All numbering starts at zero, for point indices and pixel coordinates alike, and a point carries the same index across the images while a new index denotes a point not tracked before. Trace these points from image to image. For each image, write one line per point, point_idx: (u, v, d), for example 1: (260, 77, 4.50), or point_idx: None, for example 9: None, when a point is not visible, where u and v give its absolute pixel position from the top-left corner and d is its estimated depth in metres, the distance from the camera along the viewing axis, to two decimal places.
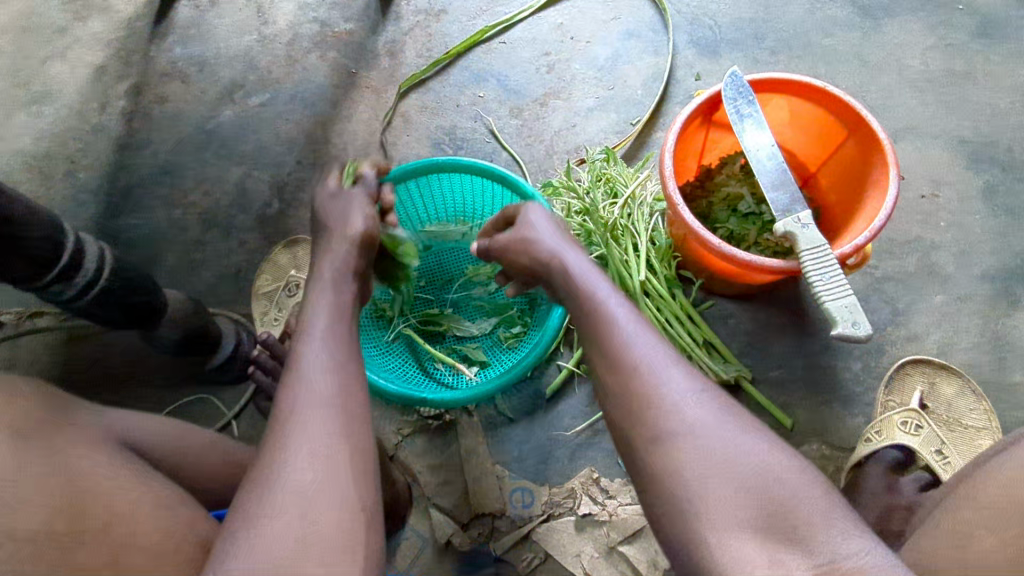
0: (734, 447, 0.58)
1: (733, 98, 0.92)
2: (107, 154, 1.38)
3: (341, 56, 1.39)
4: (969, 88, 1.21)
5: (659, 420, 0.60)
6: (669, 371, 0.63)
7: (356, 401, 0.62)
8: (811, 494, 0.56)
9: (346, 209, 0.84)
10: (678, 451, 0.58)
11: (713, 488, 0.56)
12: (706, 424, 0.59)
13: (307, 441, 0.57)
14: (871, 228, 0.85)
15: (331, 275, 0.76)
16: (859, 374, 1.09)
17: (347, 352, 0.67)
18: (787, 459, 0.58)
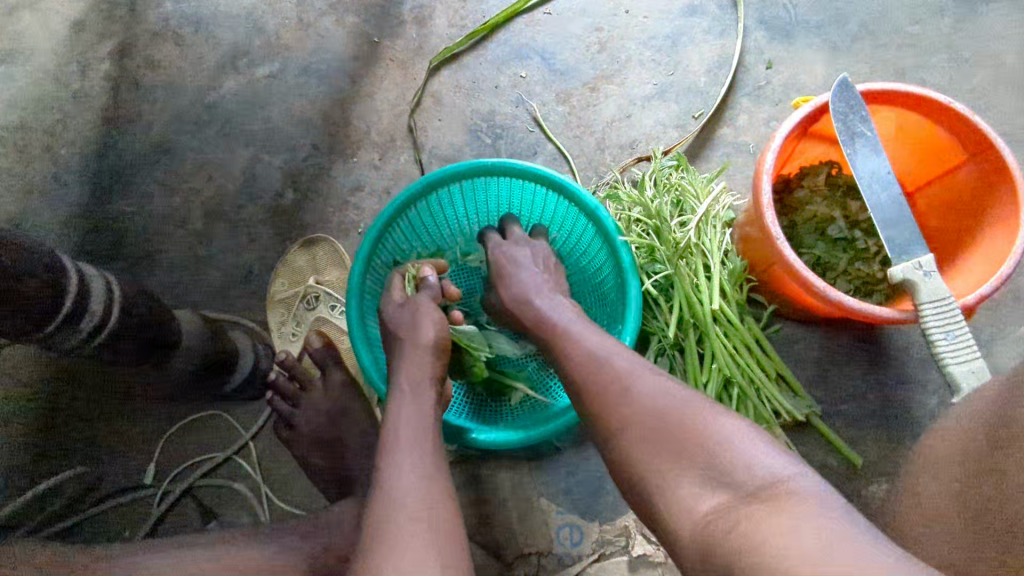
0: (660, 413, 0.62)
1: (844, 113, 0.79)
2: (92, 128, 1.21)
3: (361, 21, 1.21)
4: None
5: (604, 415, 0.66)
6: (605, 365, 0.69)
7: (448, 515, 0.62)
8: (732, 435, 0.58)
9: (414, 318, 0.84)
10: (623, 437, 0.63)
11: (647, 457, 0.61)
12: (639, 400, 0.64)
13: (397, 564, 0.56)
14: (999, 277, 0.74)
15: (407, 386, 0.76)
16: (936, 409, 1.01)
17: (435, 461, 0.68)
18: (711, 408, 0.61)
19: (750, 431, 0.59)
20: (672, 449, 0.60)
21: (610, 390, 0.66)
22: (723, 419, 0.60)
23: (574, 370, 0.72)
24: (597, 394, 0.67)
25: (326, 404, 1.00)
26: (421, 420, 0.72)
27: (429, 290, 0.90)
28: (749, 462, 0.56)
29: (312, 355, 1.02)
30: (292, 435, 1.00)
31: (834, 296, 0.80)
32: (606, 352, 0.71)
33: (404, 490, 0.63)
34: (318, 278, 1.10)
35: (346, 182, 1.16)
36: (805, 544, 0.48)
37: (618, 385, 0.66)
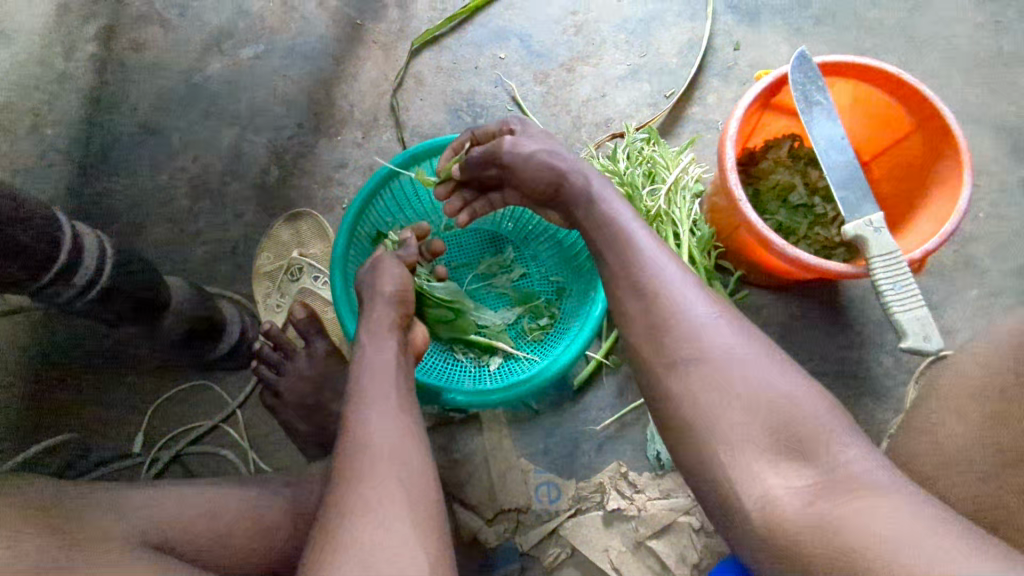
0: (750, 370, 0.61)
1: (802, 83, 0.84)
2: (78, 108, 1.23)
3: (344, 5, 1.24)
4: (1018, 71, 1.14)
5: (674, 347, 0.64)
6: (684, 298, 0.66)
7: (419, 450, 0.65)
8: (815, 409, 0.60)
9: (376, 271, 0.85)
10: (699, 379, 0.62)
11: (725, 412, 0.60)
12: (726, 351, 0.62)
13: (366, 493, 0.59)
14: (943, 234, 0.81)
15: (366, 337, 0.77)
16: (890, 368, 1.08)
17: (405, 403, 0.69)
18: (793, 375, 0.62)
19: (833, 408, 0.60)
20: (753, 410, 0.60)
21: (688, 330, 0.64)
22: (806, 390, 0.61)
23: (644, 291, 0.68)
24: (673, 324, 0.65)
25: (310, 371, 1.03)
26: (385, 364, 0.73)
27: (405, 253, 0.91)
28: (832, 444, 0.58)
29: (294, 325, 1.03)
30: (277, 401, 1.03)
31: (793, 254, 0.86)
32: (685, 283, 0.67)
33: (374, 427, 0.65)
34: (302, 251, 1.14)
35: (331, 160, 1.20)
36: (902, 528, 0.50)
37: (697, 326, 0.64)
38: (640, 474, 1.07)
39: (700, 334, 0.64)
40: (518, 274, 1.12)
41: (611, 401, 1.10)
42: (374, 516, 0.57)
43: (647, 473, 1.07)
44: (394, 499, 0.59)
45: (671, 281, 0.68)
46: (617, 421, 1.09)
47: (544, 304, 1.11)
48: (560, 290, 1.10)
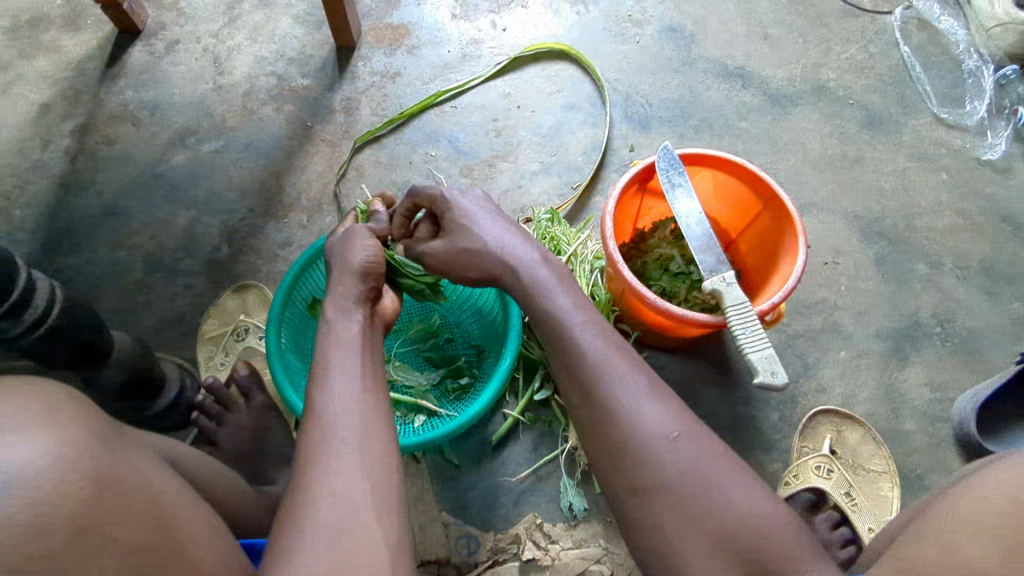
0: (713, 494, 0.67)
1: (666, 169, 1.03)
2: (48, 191, 1.36)
3: (298, 110, 1.45)
4: (860, 171, 1.36)
5: (637, 472, 0.70)
6: (643, 412, 0.72)
7: (382, 430, 0.70)
8: (778, 529, 0.65)
9: (348, 245, 0.92)
10: (668, 509, 0.67)
11: (695, 543, 0.65)
12: (689, 475, 0.68)
13: (329, 479, 0.65)
14: (785, 288, 0.97)
15: (333, 312, 0.83)
16: (776, 423, 1.19)
17: (369, 382, 0.74)
18: (754, 495, 0.67)
19: (793, 528, 0.66)
20: (721, 537, 0.65)
21: (652, 451, 0.70)
22: (766, 509, 0.66)
23: (603, 404, 0.74)
24: (633, 446, 0.71)
25: (248, 422, 1.10)
26: (353, 346, 0.78)
27: (375, 223, 1.02)
28: (797, 568, 0.64)
29: (238, 382, 1.13)
30: (214, 452, 1.09)
31: (667, 308, 1.00)
32: (644, 401, 0.73)
33: (339, 415, 0.70)
34: (247, 317, 1.25)
35: (277, 239, 1.33)
36: None
37: (659, 448, 0.70)
38: (555, 525, 1.13)
39: (664, 457, 0.69)
40: (444, 338, 1.23)
41: (526, 455, 1.18)
42: (333, 503, 0.63)
43: (561, 524, 1.13)
44: (355, 484, 0.65)
45: (630, 391, 0.74)
46: (533, 473, 1.17)
47: (466, 364, 1.21)
48: (480, 352, 1.22)
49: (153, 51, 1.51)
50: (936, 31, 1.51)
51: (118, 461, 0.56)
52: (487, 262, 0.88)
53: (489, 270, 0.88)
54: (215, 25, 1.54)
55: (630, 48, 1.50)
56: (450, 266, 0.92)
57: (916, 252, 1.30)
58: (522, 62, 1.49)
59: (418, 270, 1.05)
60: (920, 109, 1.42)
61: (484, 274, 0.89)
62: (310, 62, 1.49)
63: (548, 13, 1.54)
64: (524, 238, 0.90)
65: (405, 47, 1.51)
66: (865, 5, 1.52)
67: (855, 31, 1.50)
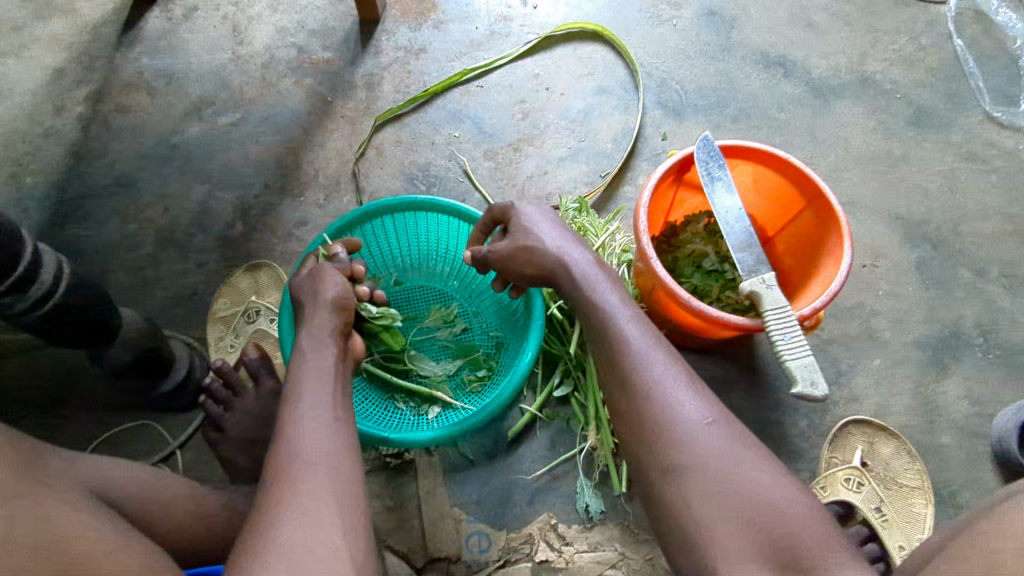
0: (738, 478, 0.63)
1: (705, 161, 0.97)
2: (59, 159, 1.32)
3: (318, 84, 1.39)
4: (905, 170, 1.30)
5: (668, 452, 0.66)
6: (680, 397, 0.69)
7: (351, 455, 0.68)
8: (808, 521, 0.60)
9: (318, 280, 0.87)
10: (696, 490, 0.63)
11: (719, 524, 0.61)
12: (720, 456, 0.64)
13: (297, 496, 0.61)
14: (828, 293, 0.91)
15: (309, 342, 0.79)
16: (805, 431, 1.14)
17: (338, 413, 0.72)
18: (784, 486, 0.63)
19: (824, 524, 0.61)
20: (746, 521, 0.61)
21: (682, 433, 0.67)
22: (794, 500, 0.62)
23: (640, 387, 0.71)
24: (667, 427, 0.67)
25: (255, 407, 1.06)
26: (325, 372, 0.76)
27: (340, 265, 0.95)
28: (828, 559, 0.58)
29: (246, 364, 1.09)
30: (219, 437, 1.05)
31: (700, 308, 0.95)
32: (680, 386, 0.70)
33: (308, 437, 0.67)
34: (259, 298, 1.21)
35: (292, 218, 1.28)
36: None
37: (688, 429, 0.67)
38: (570, 526, 1.09)
39: (695, 439, 0.66)
40: (460, 326, 1.18)
41: (543, 453, 1.14)
42: (305, 521, 0.60)
43: (576, 525, 1.09)
44: (327, 505, 0.62)
45: (668, 376, 0.71)
46: (549, 472, 1.12)
47: (484, 356, 1.16)
48: (498, 343, 1.17)
49: (171, 18, 1.46)
50: (992, 24, 1.42)
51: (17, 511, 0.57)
52: (542, 259, 0.86)
53: (545, 267, 0.86)
54: None
55: (667, 31, 1.43)
56: (509, 263, 0.89)
57: (961, 258, 1.24)
58: (553, 42, 1.42)
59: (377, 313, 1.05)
60: (972, 106, 1.35)
61: (539, 271, 0.87)
62: (332, 34, 1.44)
63: None
64: (578, 239, 0.88)
65: (430, 22, 1.45)
66: None
67: (905, 20, 1.42)
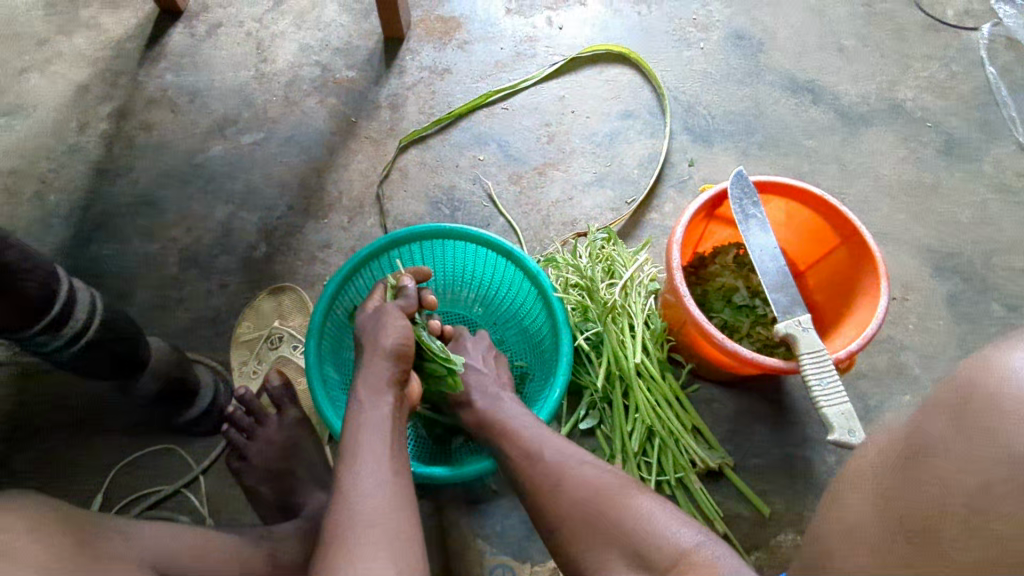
0: (588, 502, 0.75)
1: (739, 198, 0.96)
2: (82, 177, 1.32)
3: (341, 103, 1.39)
4: (936, 200, 1.28)
5: (543, 507, 0.78)
6: (543, 456, 0.82)
7: (403, 516, 0.68)
8: (646, 516, 0.71)
9: (379, 323, 0.88)
10: (566, 530, 0.75)
11: (587, 552, 0.73)
12: (575, 489, 0.77)
13: (357, 560, 0.63)
14: (864, 336, 0.89)
15: (366, 390, 0.80)
16: (833, 467, 1.13)
17: (396, 471, 0.72)
18: (628, 495, 0.74)
19: (669, 516, 0.72)
20: (604, 539, 0.72)
21: (548, 485, 0.79)
22: (636, 502, 0.73)
23: (518, 462, 0.84)
24: (539, 484, 0.80)
25: (279, 437, 1.06)
26: (383, 427, 0.76)
27: (405, 300, 0.95)
28: (666, 541, 0.69)
29: (270, 392, 1.09)
30: (243, 466, 1.05)
31: (734, 348, 0.94)
32: (546, 444, 0.83)
33: (368, 497, 0.68)
34: (282, 323, 1.20)
35: (316, 240, 1.27)
36: None
37: (552, 478, 0.79)
38: None
39: (558, 485, 0.78)
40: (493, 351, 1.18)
41: None
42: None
43: None
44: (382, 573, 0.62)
45: (535, 442, 0.84)
46: None
47: None
48: (523, 373, 1.15)
49: (195, 34, 1.45)
50: None
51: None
52: None
53: None
54: (258, 9, 1.48)
55: (694, 54, 1.42)
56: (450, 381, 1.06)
57: (992, 292, 1.22)
58: (579, 64, 1.41)
59: (439, 352, 0.97)
60: (1004, 136, 1.33)
61: None
62: (355, 53, 1.43)
63: (607, 12, 1.47)
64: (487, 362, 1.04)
65: (455, 42, 1.44)
66: (948, 18, 1.43)
67: (936, 46, 1.40)
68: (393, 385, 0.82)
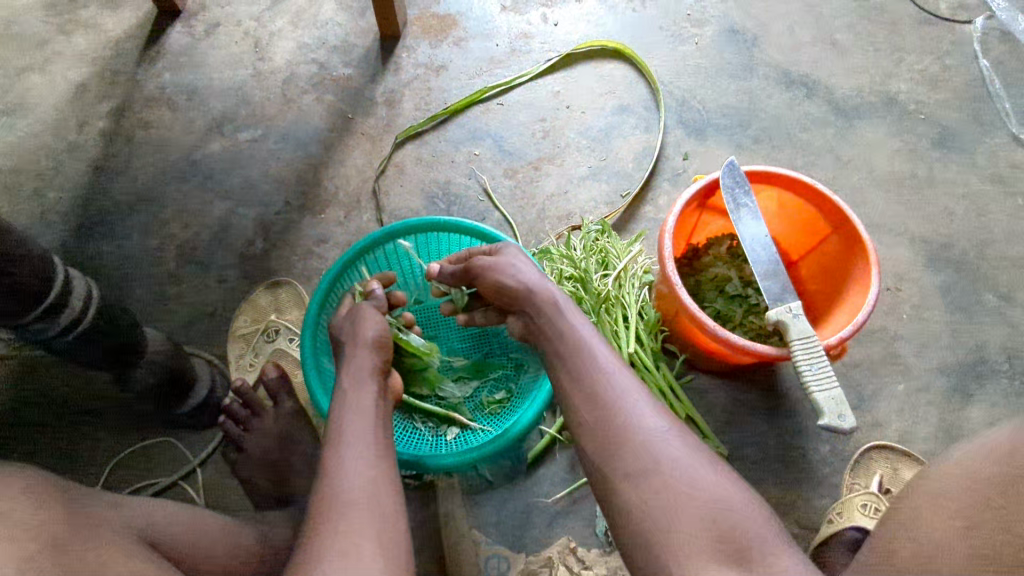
0: (690, 478, 0.64)
1: (731, 187, 0.96)
2: (81, 174, 1.33)
3: (338, 100, 1.40)
4: (930, 192, 1.28)
5: (632, 460, 0.66)
6: (641, 406, 0.70)
7: (386, 496, 0.69)
8: (755, 516, 0.63)
9: (356, 321, 0.91)
10: (656, 495, 0.64)
11: (676, 522, 0.62)
12: (678, 459, 0.66)
13: (337, 533, 0.63)
14: (855, 322, 0.90)
15: (347, 381, 0.83)
16: (827, 456, 1.13)
17: (379, 453, 0.73)
18: (731, 485, 0.65)
19: (767, 522, 0.63)
20: (698, 519, 0.61)
21: (645, 439, 0.67)
22: (743, 496, 0.64)
23: (607, 400, 0.71)
24: (630, 440, 0.68)
25: (276, 429, 1.07)
26: (366, 411, 0.78)
27: (376, 301, 0.97)
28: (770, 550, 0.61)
29: (266, 384, 1.10)
30: (240, 457, 1.06)
31: (726, 336, 0.94)
32: (642, 399, 0.71)
33: (349, 473, 0.69)
34: (279, 316, 1.21)
35: (313, 235, 1.28)
36: None
37: (652, 433, 0.68)
38: (589, 549, 1.09)
39: (657, 444, 0.67)
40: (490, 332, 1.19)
41: (562, 476, 1.13)
42: (345, 563, 0.60)
43: (596, 549, 1.09)
44: (365, 546, 0.62)
45: (632, 390, 0.72)
46: (568, 495, 1.12)
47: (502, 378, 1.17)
48: (518, 365, 1.16)
49: (193, 33, 1.47)
50: (1018, 44, 1.41)
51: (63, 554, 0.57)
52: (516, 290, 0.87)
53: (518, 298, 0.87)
54: (256, 8, 1.49)
55: (688, 49, 1.43)
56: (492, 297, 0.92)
57: (986, 283, 1.22)
58: (574, 60, 1.42)
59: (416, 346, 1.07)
60: (998, 127, 1.33)
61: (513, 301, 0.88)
62: (352, 50, 1.44)
63: (602, 8, 1.47)
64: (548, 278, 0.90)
65: (451, 39, 1.45)
66: (942, 12, 1.43)
67: (930, 40, 1.41)
68: (373, 373, 0.84)
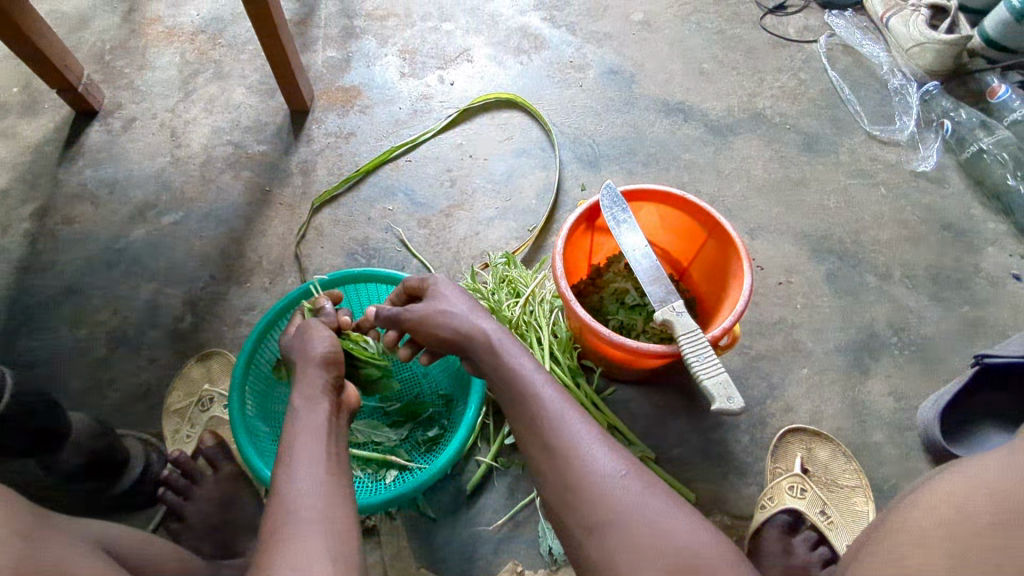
0: (652, 526, 0.66)
1: (610, 207, 1.06)
2: (6, 277, 1.36)
3: (255, 176, 1.48)
4: (803, 191, 1.41)
5: (594, 512, 0.68)
6: (594, 451, 0.72)
7: (338, 515, 0.69)
8: (715, 554, 0.64)
9: (307, 340, 0.91)
10: (620, 548, 0.66)
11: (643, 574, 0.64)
12: (636, 508, 0.67)
13: (292, 554, 0.63)
14: (735, 312, 0.98)
15: (302, 400, 0.82)
16: (748, 446, 1.20)
17: (332, 469, 0.74)
18: (691, 526, 0.66)
19: (732, 560, 0.65)
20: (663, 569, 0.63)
21: (600, 486, 0.69)
22: (702, 535, 0.66)
23: (559, 448, 0.73)
24: (585, 486, 0.70)
25: (215, 493, 1.10)
26: (319, 431, 0.78)
27: (324, 317, 1.04)
28: None
29: (205, 453, 1.14)
30: (181, 527, 1.08)
31: (623, 342, 1.01)
32: (593, 441, 0.73)
33: (303, 492, 0.69)
34: (212, 386, 1.24)
35: (240, 304, 1.34)
36: None
37: (604, 479, 0.70)
38: (536, 571, 1.12)
39: (612, 492, 0.69)
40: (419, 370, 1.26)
41: (502, 502, 1.18)
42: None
43: (542, 569, 1.12)
44: (321, 564, 0.63)
45: (582, 435, 0.73)
46: (510, 520, 1.16)
47: (435, 415, 1.22)
48: (448, 402, 1.22)
49: (110, 130, 1.54)
50: (859, 55, 1.60)
51: (37, 554, 0.60)
52: (453, 329, 0.88)
53: (455, 340, 0.87)
54: (170, 99, 1.58)
55: (574, 91, 1.56)
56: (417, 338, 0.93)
57: (865, 265, 1.34)
58: (471, 113, 1.54)
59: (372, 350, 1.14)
60: (855, 128, 1.49)
61: (450, 340, 0.88)
62: (265, 128, 1.53)
63: (492, 64, 1.61)
64: (481, 309, 0.90)
65: (357, 107, 1.56)
66: (790, 35, 1.62)
67: (784, 60, 1.58)
68: (324, 391, 0.84)
